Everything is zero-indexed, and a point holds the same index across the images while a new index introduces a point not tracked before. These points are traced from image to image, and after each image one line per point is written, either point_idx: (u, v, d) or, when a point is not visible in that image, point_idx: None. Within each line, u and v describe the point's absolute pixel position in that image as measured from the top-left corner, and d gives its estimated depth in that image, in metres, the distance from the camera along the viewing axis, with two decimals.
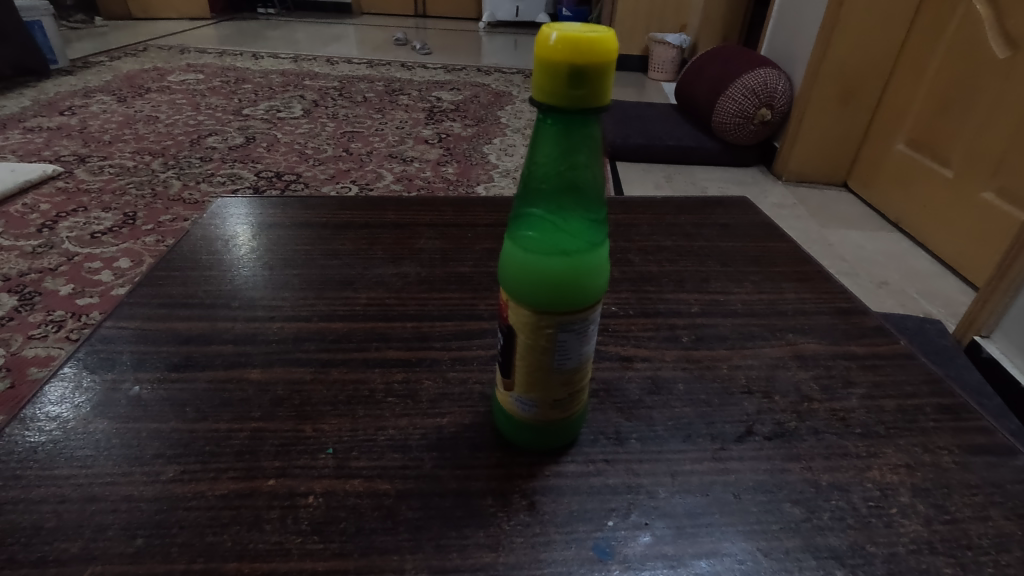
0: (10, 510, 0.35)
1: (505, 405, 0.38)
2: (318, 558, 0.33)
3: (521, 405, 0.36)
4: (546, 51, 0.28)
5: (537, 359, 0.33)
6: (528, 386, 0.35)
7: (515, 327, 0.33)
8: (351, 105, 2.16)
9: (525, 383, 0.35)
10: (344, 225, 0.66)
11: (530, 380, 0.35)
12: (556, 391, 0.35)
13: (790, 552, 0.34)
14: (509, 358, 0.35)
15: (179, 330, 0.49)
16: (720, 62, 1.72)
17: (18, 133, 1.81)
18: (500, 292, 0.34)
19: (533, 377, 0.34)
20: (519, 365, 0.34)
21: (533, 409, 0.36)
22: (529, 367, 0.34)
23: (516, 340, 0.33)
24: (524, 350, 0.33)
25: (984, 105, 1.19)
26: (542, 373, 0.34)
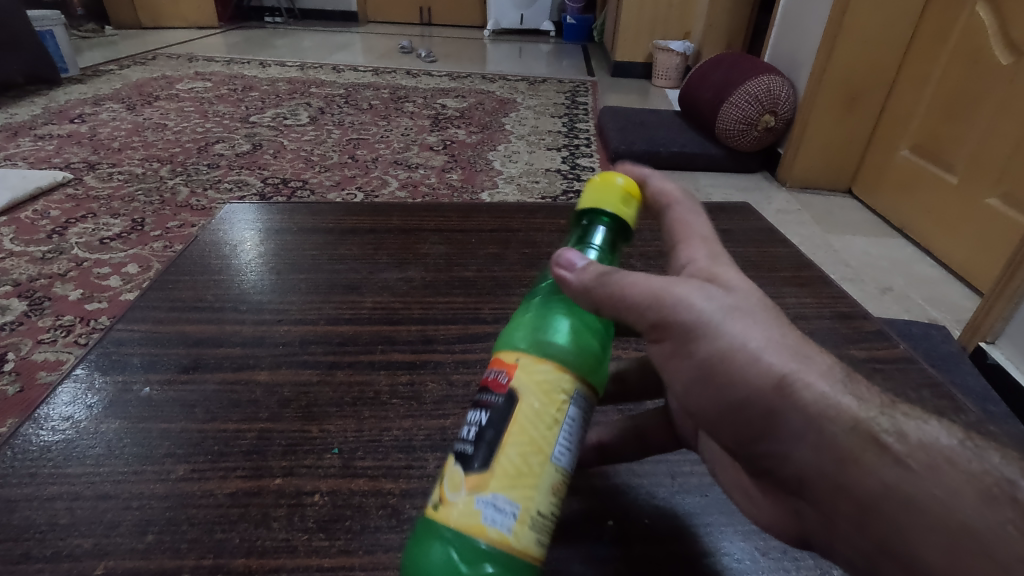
0: (25, 506, 0.36)
1: (463, 526, 0.27)
2: (324, 555, 0.34)
3: (493, 517, 0.27)
4: (613, 183, 0.39)
5: (544, 434, 0.28)
6: (514, 480, 0.27)
7: (525, 391, 0.29)
8: (356, 112, 2.18)
9: (509, 475, 0.27)
10: (350, 230, 0.67)
11: (519, 470, 0.28)
12: (541, 500, 0.28)
13: (788, 552, 0.35)
14: (494, 439, 0.28)
15: (187, 333, 0.50)
16: (723, 69, 1.73)
17: (29, 141, 1.83)
18: (500, 362, 0.30)
19: (527, 464, 0.28)
20: (511, 445, 0.28)
21: (507, 526, 0.27)
22: (529, 447, 0.28)
23: (521, 406, 0.29)
24: (531, 418, 0.28)
25: (989, 112, 1.19)
26: (539, 460, 0.28)
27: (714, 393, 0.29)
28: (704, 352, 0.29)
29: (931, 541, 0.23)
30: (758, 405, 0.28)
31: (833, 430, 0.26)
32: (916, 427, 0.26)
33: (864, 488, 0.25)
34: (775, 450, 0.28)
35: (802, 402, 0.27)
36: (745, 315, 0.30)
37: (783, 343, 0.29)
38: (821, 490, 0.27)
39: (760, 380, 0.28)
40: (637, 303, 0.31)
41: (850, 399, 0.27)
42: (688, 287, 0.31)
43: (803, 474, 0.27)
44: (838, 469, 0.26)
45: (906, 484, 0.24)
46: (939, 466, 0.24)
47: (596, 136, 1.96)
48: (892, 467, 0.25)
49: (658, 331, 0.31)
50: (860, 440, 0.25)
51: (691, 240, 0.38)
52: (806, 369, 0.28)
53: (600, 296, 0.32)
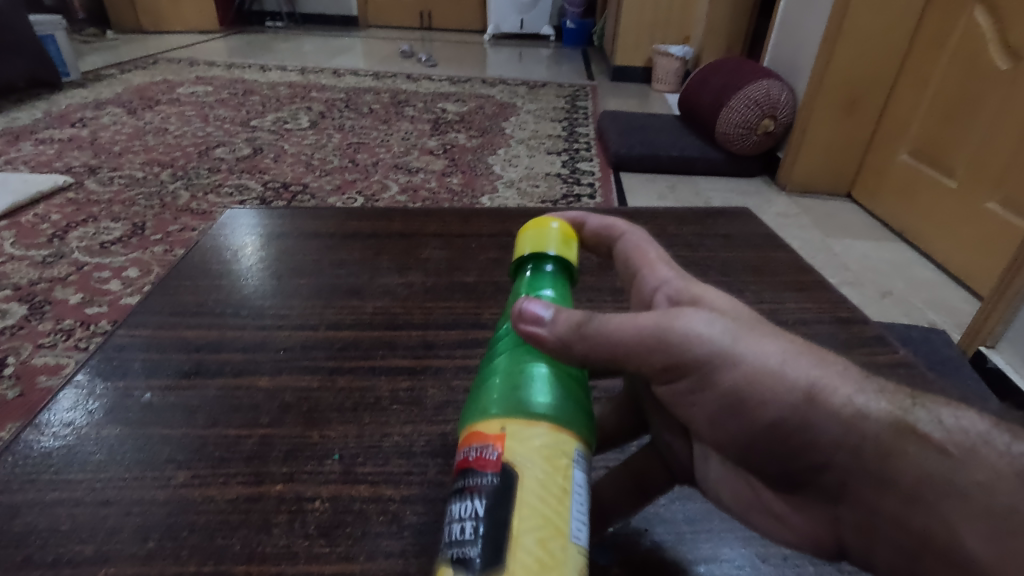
0: (26, 513, 0.36)
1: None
2: (325, 561, 0.34)
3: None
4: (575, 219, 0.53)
5: (552, 519, 0.26)
6: (537, 572, 0.25)
7: (520, 463, 0.27)
8: (357, 116, 2.19)
9: (527, 574, 0.24)
10: (351, 235, 0.67)
11: (540, 558, 0.25)
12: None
13: (788, 558, 0.35)
14: (501, 531, 0.25)
15: (188, 338, 0.50)
16: (722, 74, 1.74)
17: (31, 145, 1.84)
18: (488, 442, 0.28)
19: (548, 551, 0.25)
20: (524, 531, 0.25)
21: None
22: (543, 517, 0.26)
23: (521, 485, 0.26)
24: (531, 495, 0.26)
25: (988, 116, 1.20)
26: (559, 544, 0.26)
27: (751, 411, 0.31)
28: (728, 377, 0.31)
29: (975, 526, 0.25)
30: (792, 418, 0.30)
31: (869, 425, 0.28)
32: (949, 416, 0.28)
33: (907, 477, 0.27)
34: (814, 459, 0.30)
35: (834, 407, 0.29)
36: (751, 336, 0.32)
37: (795, 351, 0.31)
38: (867, 490, 0.28)
39: (791, 394, 0.30)
40: (629, 344, 0.32)
41: (876, 398, 0.30)
42: (689, 312, 0.32)
43: (845, 477, 0.29)
44: (880, 463, 0.28)
45: (950, 471, 0.26)
46: (976, 450, 0.26)
47: (596, 140, 1.97)
48: (934, 455, 0.27)
49: (671, 368, 0.32)
50: (898, 433, 0.28)
51: (654, 263, 0.41)
52: (828, 374, 0.30)
53: (595, 345, 0.32)
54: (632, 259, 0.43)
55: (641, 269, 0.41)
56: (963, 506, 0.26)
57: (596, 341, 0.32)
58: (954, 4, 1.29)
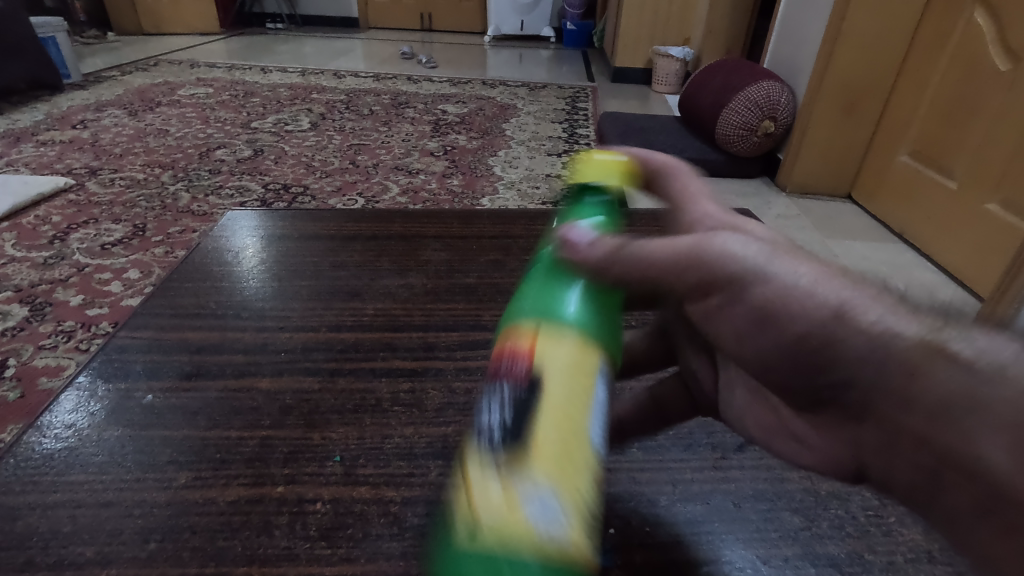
0: (28, 515, 0.36)
1: (506, 516, 0.28)
2: (326, 563, 0.34)
3: (540, 504, 0.28)
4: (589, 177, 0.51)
5: (571, 409, 0.32)
6: (554, 461, 0.29)
7: (545, 364, 0.33)
8: (357, 118, 2.19)
9: (546, 452, 0.30)
10: (351, 237, 0.67)
11: (559, 451, 0.30)
12: (583, 484, 0.30)
13: (790, 560, 0.35)
14: (526, 428, 0.31)
15: (189, 340, 0.50)
16: (723, 75, 1.74)
17: (32, 147, 1.84)
18: (522, 343, 0.35)
19: (565, 445, 0.30)
20: (546, 425, 0.31)
21: (558, 510, 0.28)
22: (561, 422, 0.31)
23: (547, 382, 0.32)
24: (557, 395, 0.32)
25: (988, 117, 1.20)
26: (574, 440, 0.31)
27: (771, 332, 0.28)
28: (756, 294, 0.29)
29: (1003, 442, 0.21)
30: (813, 336, 0.26)
31: (896, 341, 0.24)
32: (976, 335, 0.23)
33: (929, 399, 0.23)
34: (837, 379, 0.26)
35: (862, 324, 0.25)
36: (787, 257, 0.29)
37: (825, 273, 0.28)
38: (888, 412, 0.24)
39: (816, 310, 0.26)
40: (664, 267, 0.31)
41: (911, 318, 0.25)
42: (723, 235, 0.31)
43: (867, 397, 0.25)
44: (904, 381, 0.24)
45: (976, 387, 0.21)
46: (1008, 371, 0.21)
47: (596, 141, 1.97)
48: (959, 372, 0.22)
49: (703, 286, 0.30)
50: (926, 351, 0.23)
51: (696, 198, 0.40)
52: (857, 292, 0.26)
53: (623, 267, 0.32)
54: (675, 197, 0.41)
55: (685, 207, 0.39)
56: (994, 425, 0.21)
57: (625, 262, 0.32)
58: (955, 5, 1.29)
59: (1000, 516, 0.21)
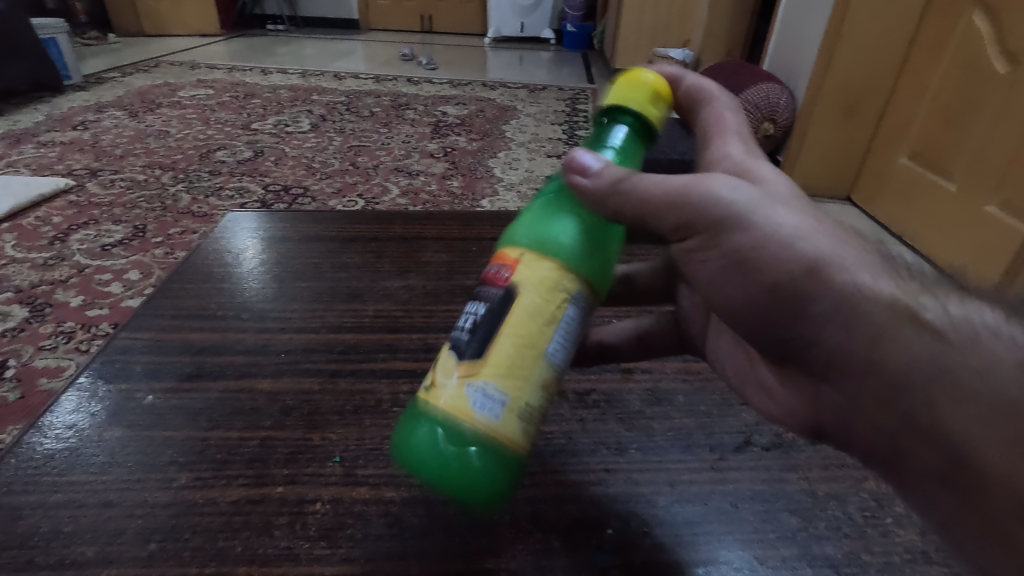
0: (30, 514, 0.36)
1: (454, 409, 0.32)
2: (325, 563, 0.34)
3: (482, 403, 0.31)
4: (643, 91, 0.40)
5: (535, 321, 0.32)
6: (504, 370, 0.32)
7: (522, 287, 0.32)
8: (358, 119, 2.19)
9: (501, 365, 0.32)
10: (352, 239, 0.67)
11: (512, 363, 0.32)
12: (529, 392, 0.33)
13: (787, 561, 0.35)
14: (489, 332, 0.32)
15: (190, 341, 0.50)
16: (722, 76, 1.74)
17: (32, 148, 1.84)
18: (504, 257, 0.34)
19: (520, 358, 0.32)
20: (507, 336, 0.32)
21: (495, 406, 0.31)
22: (525, 334, 0.32)
23: (518, 294, 0.32)
24: (524, 307, 0.32)
25: (987, 120, 1.20)
26: (529, 354, 0.32)
27: (755, 280, 0.34)
28: (738, 240, 0.34)
29: (955, 408, 0.28)
30: (786, 287, 0.33)
31: (871, 308, 0.30)
32: (953, 305, 0.30)
33: (897, 360, 0.29)
34: (815, 332, 0.33)
35: (836, 282, 0.31)
36: (781, 204, 0.34)
37: (820, 227, 0.33)
38: (851, 366, 0.32)
39: (794, 264, 0.32)
40: (656, 210, 0.35)
41: (885, 282, 0.31)
42: (716, 178, 0.35)
43: (834, 354, 0.32)
44: (873, 348, 0.30)
45: (940, 353, 0.28)
46: (978, 339, 0.28)
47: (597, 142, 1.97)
48: (923, 340, 0.29)
49: (684, 229, 0.36)
50: (896, 318, 0.30)
51: (725, 133, 0.42)
52: (842, 252, 0.32)
53: (615, 202, 0.35)
54: (710, 129, 0.43)
55: (713, 138, 0.42)
56: (951, 397, 0.28)
57: (628, 200, 0.35)
58: (954, 8, 1.29)
59: (952, 472, 0.28)
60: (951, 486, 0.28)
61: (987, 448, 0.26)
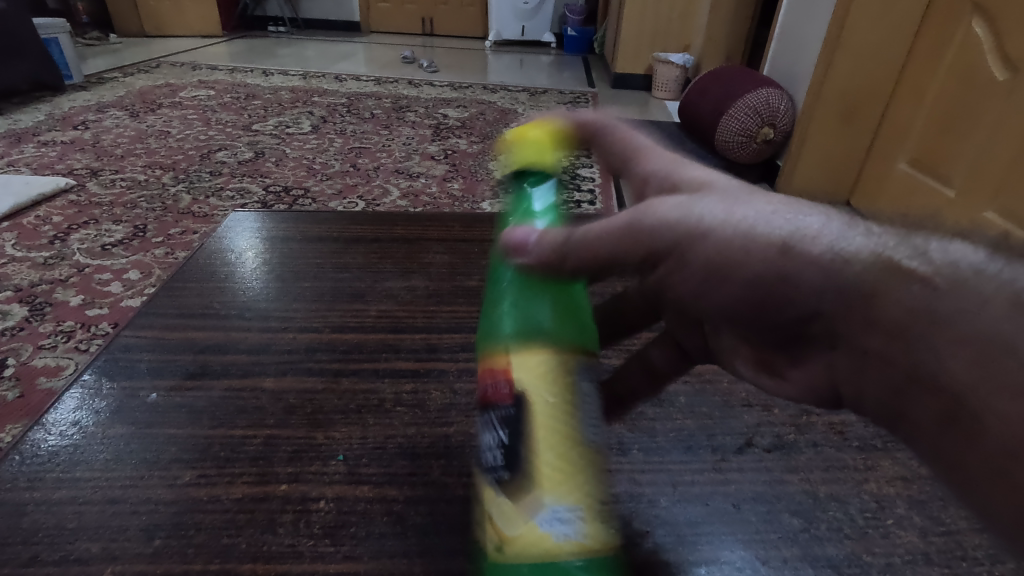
0: (34, 510, 0.36)
1: (534, 546, 0.29)
2: (329, 561, 0.34)
3: (555, 523, 0.29)
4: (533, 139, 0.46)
5: (565, 421, 0.32)
6: (554, 478, 0.30)
7: (531, 391, 0.32)
8: (358, 121, 2.20)
9: (550, 474, 0.30)
10: (355, 239, 0.68)
11: (557, 466, 0.30)
12: (589, 485, 0.31)
13: (788, 562, 0.36)
14: (522, 441, 0.30)
15: (194, 339, 0.51)
16: (723, 82, 1.75)
17: (33, 147, 1.84)
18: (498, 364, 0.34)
19: (565, 458, 0.31)
20: (545, 447, 0.30)
21: (575, 524, 0.29)
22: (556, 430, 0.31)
23: (532, 398, 0.31)
24: (547, 407, 0.32)
25: (985, 128, 1.21)
26: (571, 448, 0.31)
27: (724, 283, 0.29)
28: (704, 249, 0.29)
29: (951, 352, 0.22)
30: (768, 276, 0.27)
31: (853, 267, 0.25)
32: (937, 246, 0.24)
33: (889, 315, 0.24)
34: (803, 309, 0.27)
35: (814, 256, 0.26)
36: (735, 198, 0.30)
37: (784, 204, 0.29)
38: (853, 331, 0.25)
39: (764, 249, 0.27)
40: (612, 251, 0.31)
41: (864, 236, 0.26)
42: (660, 200, 0.31)
43: (830, 323, 0.26)
44: (860, 305, 0.25)
45: (933, 302, 0.23)
46: (965, 278, 0.22)
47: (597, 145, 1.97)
48: (916, 287, 0.23)
49: (651, 256, 0.31)
50: (883, 272, 0.24)
51: (643, 150, 0.38)
52: (807, 219, 0.27)
53: (574, 256, 0.32)
54: (618, 151, 0.40)
55: (631, 161, 0.38)
56: (941, 347, 0.22)
57: (574, 251, 0.32)
58: (953, 15, 1.30)
59: (947, 417, 0.22)
60: (947, 432, 0.22)
61: (984, 385, 0.21)
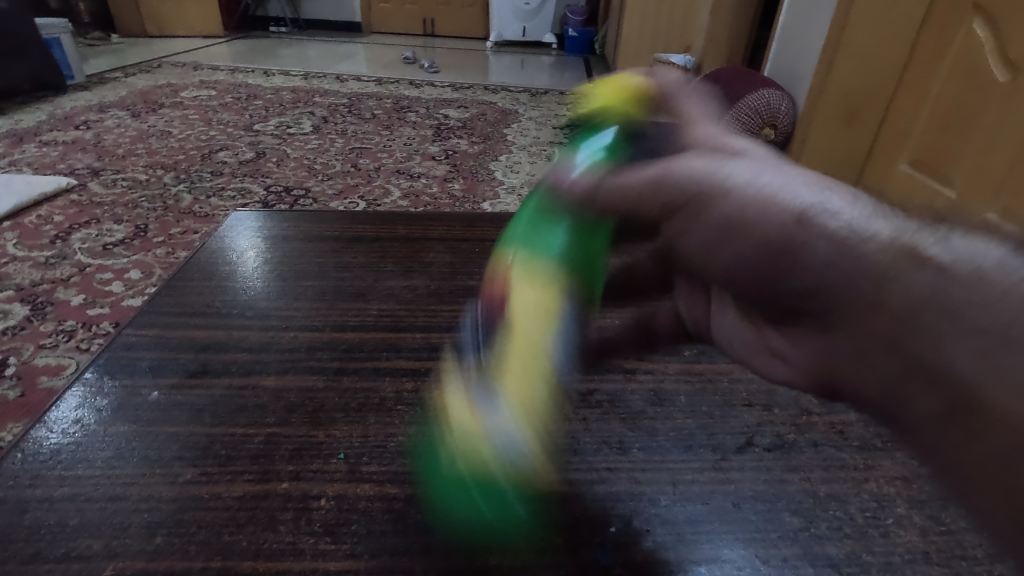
0: (36, 508, 0.36)
1: (472, 435, 0.35)
2: (330, 559, 0.34)
3: (499, 430, 0.35)
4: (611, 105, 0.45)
5: (537, 344, 0.37)
6: (513, 392, 0.35)
7: (519, 298, 0.39)
8: (360, 122, 2.20)
9: (510, 387, 0.36)
10: (355, 239, 0.68)
11: (517, 380, 0.36)
12: (540, 417, 0.36)
13: (788, 560, 0.36)
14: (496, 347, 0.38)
15: (195, 338, 0.51)
16: (722, 82, 1.74)
17: (35, 147, 1.85)
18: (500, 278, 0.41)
19: (526, 376, 0.36)
20: (513, 359, 0.37)
21: (513, 441, 0.35)
22: (526, 352, 0.37)
23: (517, 315, 0.38)
24: (526, 329, 0.37)
25: (986, 129, 1.21)
26: (536, 372, 0.36)
27: (735, 244, 0.27)
28: (716, 209, 0.28)
29: (960, 345, 0.21)
30: (776, 238, 0.26)
31: (867, 247, 0.24)
32: (959, 238, 0.23)
33: (900, 301, 0.23)
34: (804, 288, 0.25)
35: (828, 229, 0.25)
36: (769, 167, 0.28)
37: (805, 180, 0.27)
38: (863, 316, 0.24)
39: (780, 215, 0.26)
40: (628, 202, 0.30)
41: (884, 222, 0.25)
42: (686, 157, 0.30)
43: (828, 296, 0.25)
44: (870, 287, 0.23)
45: (948, 290, 0.21)
46: (980, 271, 0.21)
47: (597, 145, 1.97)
48: (932, 274, 0.22)
49: (663, 212, 0.29)
50: (898, 256, 0.23)
51: (697, 118, 0.36)
52: (825, 195, 0.26)
53: (602, 198, 0.32)
54: (651, 108, 0.40)
55: (677, 129, 0.36)
56: (952, 339, 0.21)
57: (604, 194, 0.32)
58: (953, 16, 1.30)
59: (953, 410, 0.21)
60: (949, 427, 0.21)
61: (990, 381, 0.20)
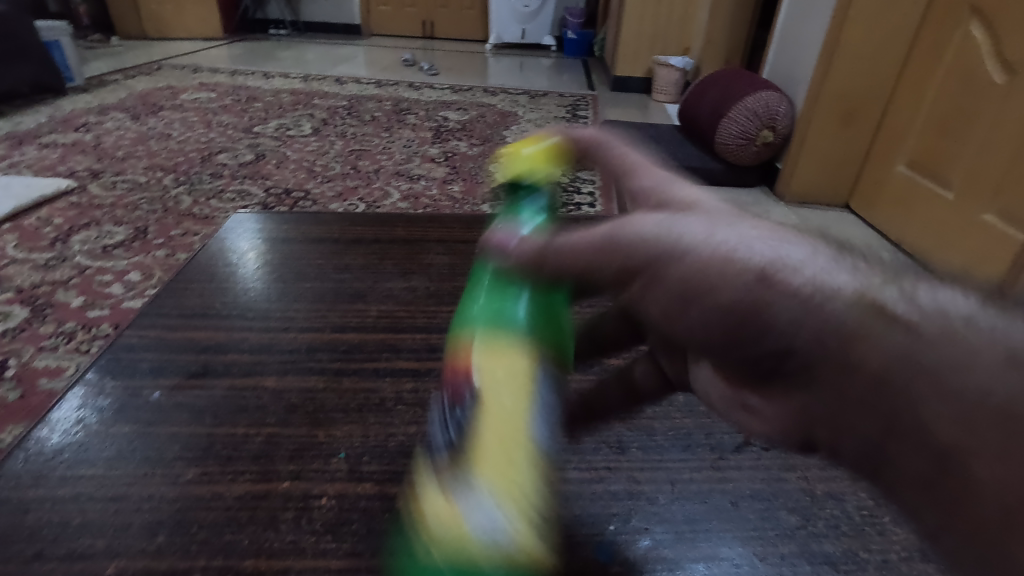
0: (38, 508, 0.37)
1: (453, 530, 0.28)
2: (331, 557, 0.34)
3: (484, 513, 0.28)
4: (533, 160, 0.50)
5: (513, 415, 0.33)
6: (496, 466, 0.30)
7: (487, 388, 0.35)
8: (359, 124, 2.21)
9: (489, 460, 0.31)
10: (355, 240, 0.68)
11: (500, 457, 0.31)
12: (529, 482, 0.30)
13: (785, 558, 0.36)
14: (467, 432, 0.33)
15: (196, 339, 0.51)
16: (722, 86, 1.76)
17: (35, 149, 1.85)
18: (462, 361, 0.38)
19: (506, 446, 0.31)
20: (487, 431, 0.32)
21: (503, 522, 0.28)
22: (502, 429, 0.32)
23: (489, 395, 0.34)
24: (501, 406, 0.34)
25: (983, 130, 1.22)
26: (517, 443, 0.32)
27: (696, 313, 0.25)
28: (676, 272, 0.25)
29: (942, 405, 0.20)
30: (742, 305, 0.24)
31: (833, 306, 0.22)
32: (924, 292, 0.22)
33: (873, 363, 0.22)
34: (772, 347, 0.24)
35: (793, 288, 0.23)
36: (725, 221, 0.27)
37: (764, 234, 0.26)
38: (830, 375, 0.23)
39: (738, 276, 0.24)
40: (589, 260, 0.28)
41: (848, 274, 0.23)
42: (640, 216, 0.28)
43: (793, 355, 0.23)
44: (842, 350, 0.22)
45: (919, 349, 0.21)
46: (952, 329, 0.21)
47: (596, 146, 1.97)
48: (900, 333, 0.21)
49: (622, 275, 0.27)
50: (866, 313, 0.22)
51: (641, 167, 0.37)
52: (791, 250, 0.24)
53: (552, 264, 0.29)
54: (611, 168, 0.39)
55: (628, 174, 0.37)
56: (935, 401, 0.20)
57: (554, 258, 0.29)
58: (950, 18, 1.30)
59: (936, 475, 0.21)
60: (933, 491, 0.21)
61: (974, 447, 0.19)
